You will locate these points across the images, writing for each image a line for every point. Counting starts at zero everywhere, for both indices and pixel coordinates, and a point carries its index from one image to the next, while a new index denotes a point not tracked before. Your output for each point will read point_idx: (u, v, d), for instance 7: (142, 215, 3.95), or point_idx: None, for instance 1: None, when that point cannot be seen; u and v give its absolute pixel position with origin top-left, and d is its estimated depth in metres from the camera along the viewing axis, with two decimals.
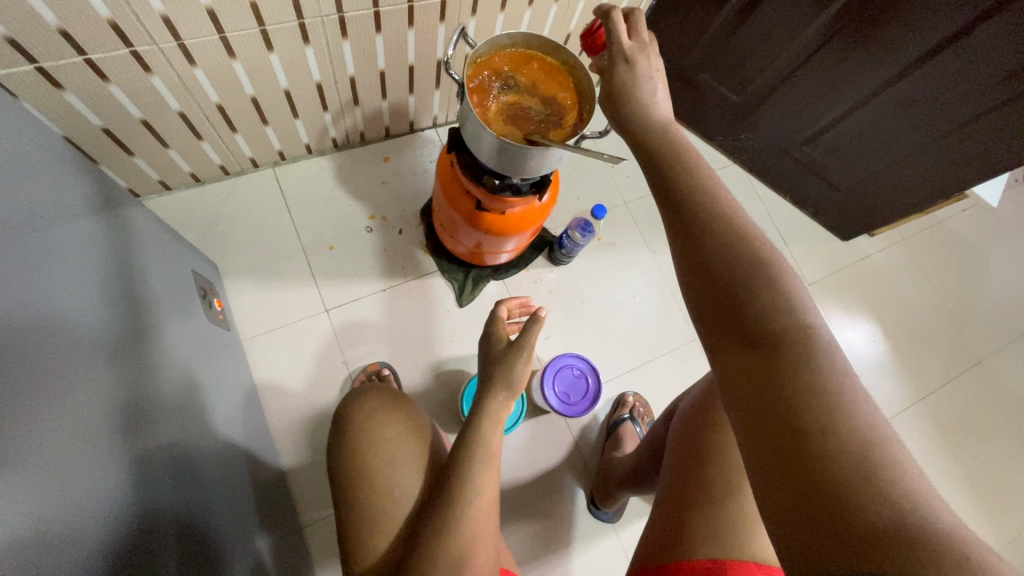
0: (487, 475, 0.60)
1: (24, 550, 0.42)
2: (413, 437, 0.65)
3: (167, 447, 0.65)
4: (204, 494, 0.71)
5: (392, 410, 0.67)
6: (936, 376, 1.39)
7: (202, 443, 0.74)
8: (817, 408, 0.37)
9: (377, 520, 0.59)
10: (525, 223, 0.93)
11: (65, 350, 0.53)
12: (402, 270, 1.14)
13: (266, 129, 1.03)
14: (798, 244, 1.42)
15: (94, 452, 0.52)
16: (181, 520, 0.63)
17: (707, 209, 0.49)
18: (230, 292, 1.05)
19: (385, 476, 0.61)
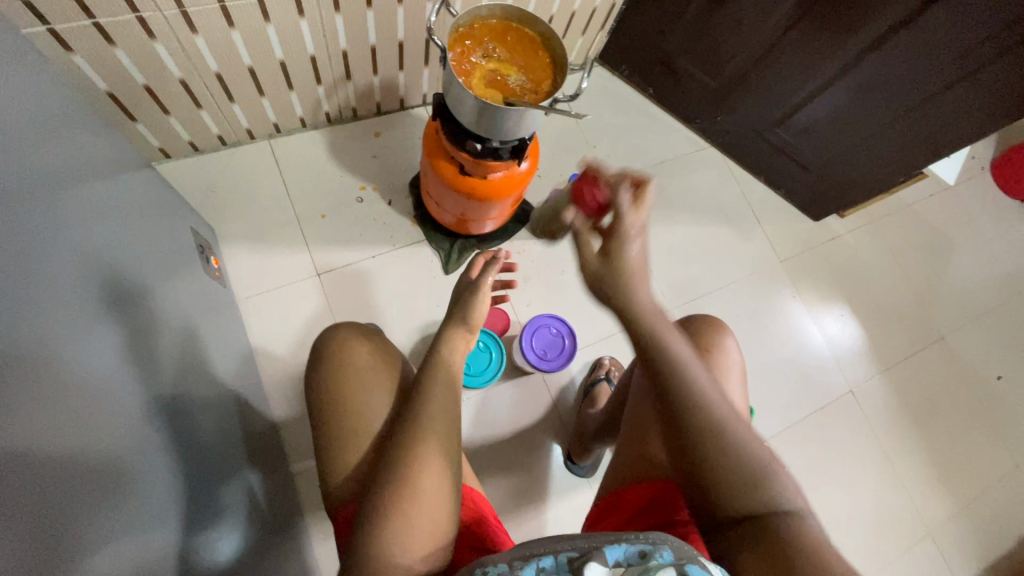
0: (449, 398, 0.66)
1: (58, 444, 0.47)
2: (382, 364, 0.71)
3: (166, 377, 0.70)
4: (201, 428, 0.76)
5: (364, 341, 0.72)
6: (900, 351, 1.46)
7: (199, 382, 0.80)
8: (758, 490, 0.54)
9: (349, 436, 0.65)
10: (506, 189, 0.99)
11: (78, 277, 0.58)
12: (391, 238, 1.20)
13: (262, 101, 1.08)
14: (771, 224, 1.48)
15: (106, 374, 0.57)
16: (182, 441, 0.69)
17: (682, 388, 0.59)
18: (226, 255, 1.11)
19: (356, 397, 0.67)
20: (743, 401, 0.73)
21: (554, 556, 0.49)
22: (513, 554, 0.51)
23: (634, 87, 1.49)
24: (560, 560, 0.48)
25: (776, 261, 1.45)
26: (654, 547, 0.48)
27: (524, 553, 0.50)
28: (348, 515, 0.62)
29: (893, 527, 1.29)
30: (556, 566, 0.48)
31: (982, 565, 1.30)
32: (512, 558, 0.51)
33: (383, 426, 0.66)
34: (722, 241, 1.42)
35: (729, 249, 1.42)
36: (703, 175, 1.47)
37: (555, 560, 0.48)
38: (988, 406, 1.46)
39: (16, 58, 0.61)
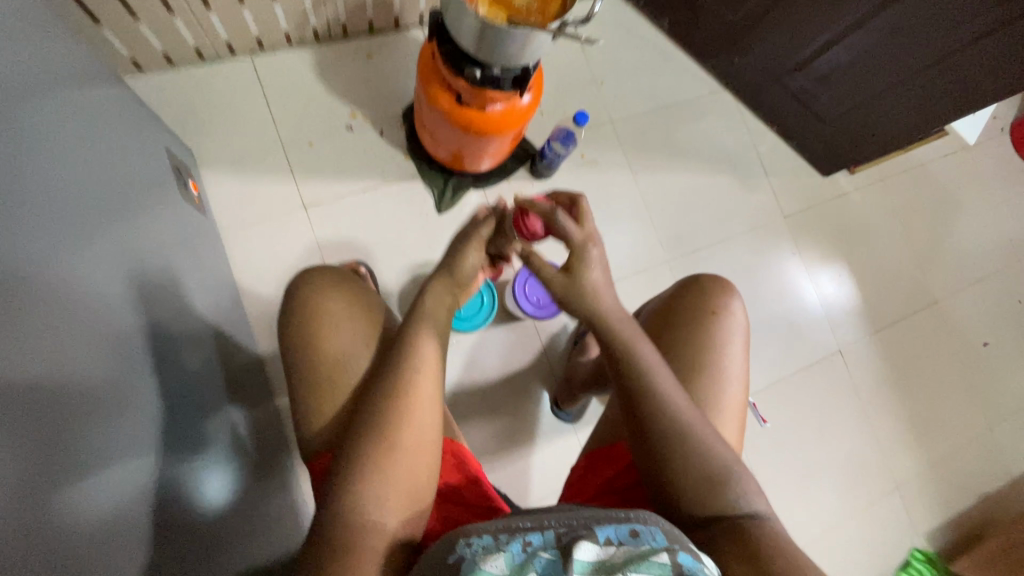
0: (433, 349, 0.63)
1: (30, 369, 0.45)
2: (361, 313, 0.67)
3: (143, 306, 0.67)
4: (181, 359, 0.74)
5: (342, 288, 0.68)
6: (893, 312, 1.46)
7: (178, 312, 0.77)
8: (708, 470, 0.58)
9: (323, 385, 0.62)
10: (505, 125, 0.92)
11: (44, 189, 0.53)
12: (382, 172, 1.13)
13: (242, 10, 0.98)
14: (779, 177, 1.42)
15: (74, 298, 0.53)
16: (161, 371, 0.67)
17: (651, 394, 0.62)
18: (207, 180, 1.04)
19: (332, 346, 0.64)
20: (742, 367, 0.68)
21: (541, 532, 0.50)
22: (498, 526, 0.52)
23: (648, 19, 1.38)
24: (548, 537, 0.50)
25: (779, 216, 1.41)
26: (646, 527, 0.49)
27: (511, 527, 0.52)
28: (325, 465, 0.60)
29: (863, 481, 1.34)
30: (544, 542, 0.49)
31: (943, 518, 1.36)
32: (497, 530, 0.52)
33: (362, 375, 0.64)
34: (727, 193, 1.37)
35: (732, 202, 1.38)
36: (714, 121, 1.39)
37: (543, 536, 0.50)
38: (970, 372, 1.48)
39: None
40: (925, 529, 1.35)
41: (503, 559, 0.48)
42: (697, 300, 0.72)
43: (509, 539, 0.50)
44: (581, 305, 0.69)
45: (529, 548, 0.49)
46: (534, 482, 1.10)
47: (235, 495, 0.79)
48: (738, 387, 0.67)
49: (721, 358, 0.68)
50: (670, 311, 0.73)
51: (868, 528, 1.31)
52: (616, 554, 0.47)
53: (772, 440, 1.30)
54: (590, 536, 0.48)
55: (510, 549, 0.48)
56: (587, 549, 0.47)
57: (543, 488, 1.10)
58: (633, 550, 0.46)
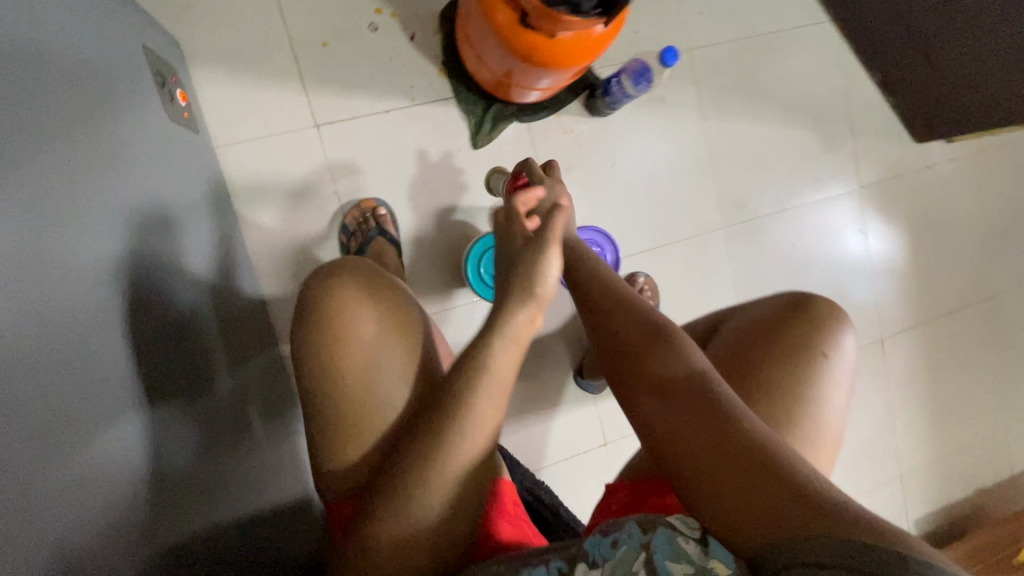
0: (499, 398, 0.52)
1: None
2: (395, 336, 0.57)
3: (141, 265, 0.56)
4: (184, 322, 0.64)
5: (370, 304, 0.57)
6: (946, 303, 1.35)
7: (179, 262, 0.65)
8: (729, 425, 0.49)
9: (348, 427, 0.54)
10: (572, 60, 0.75)
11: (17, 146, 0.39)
12: (410, 90, 0.94)
13: None
14: (866, 139, 1.22)
15: (66, 291, 0.42)
16: (164, 353, 0.56)
17: (664, 368, 0.55)
18: (199, 81, 0.86)
19: (360, 382, 0.54)
20: (838, 418, 0.57)
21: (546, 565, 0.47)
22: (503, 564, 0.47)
23: None
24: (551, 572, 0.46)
25: (855, 185, 1.23)
26: (622, 530, 0.47)
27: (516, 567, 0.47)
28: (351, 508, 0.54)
29: (870, 467, 1.33)
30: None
31: (935, 506, 1.38)
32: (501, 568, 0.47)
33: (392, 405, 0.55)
34: (803, 152, 1.19)
35: (807, 163, 1.19)
36: (808, 60, 1.16)
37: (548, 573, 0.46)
38: (1005, 371, 1.42)
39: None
40: (916, 516, 1.37)
41: None
42: (806, 330, 0.60)
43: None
44: (584, 261, 0.69)
45: None
46: (545, 448, 1.07)
47: (250, 456, 0.74)
48: (829, 447, 0.57)
49: (821, 404, 0.57)
50: (771, 332, 0.61)
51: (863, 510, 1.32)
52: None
53: None
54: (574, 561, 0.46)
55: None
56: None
57: (555, 454, 1.07)
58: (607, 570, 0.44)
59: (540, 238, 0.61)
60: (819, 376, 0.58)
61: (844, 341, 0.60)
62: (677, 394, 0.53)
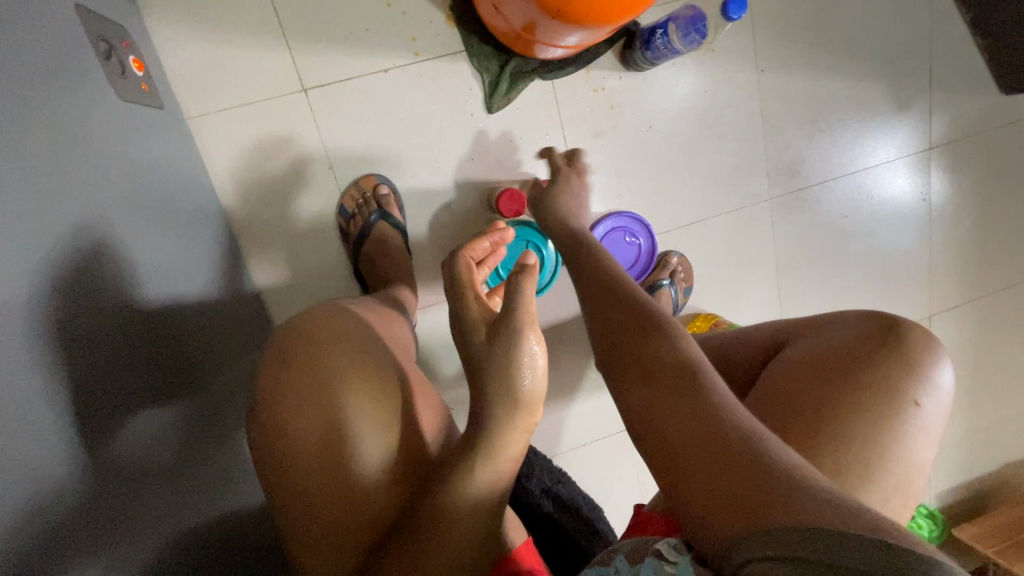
0: (479, 505, 0.45)
1: None
2: (380, 419, 0.49)
3: (100, 289, 0.48)
4: (165, 337, 0.57)
5: (352, 387, 0.49)
6: (1007, 277, 1.22)
7: (156, 272, 0.57)
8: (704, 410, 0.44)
9: (319, 520, 0.47)
10: (612, 15, 0.61)
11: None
12: (412, 43, 0.79)
13: None
14: (943, 90, 1.04)
15: None
16: (132, 389, 0.50)
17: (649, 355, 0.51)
18: (162, 37, 0.72)
19: (336, 475, 0.47)
20: (923, 476, 0.52)
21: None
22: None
23: None
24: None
25: (925, 145, 1.07)
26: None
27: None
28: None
29: None
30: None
31: (960, 481, 1.34)
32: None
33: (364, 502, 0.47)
34: (868, 108, 1.02)
35: (872, 121, 1.03)
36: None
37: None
38: None
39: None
40: (938, 490, 1.33)
41: None
42: (895, 364, 0.54)
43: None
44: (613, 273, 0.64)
45: None
46: (563, 435, 1.02)
47: (237, 475, 0.69)
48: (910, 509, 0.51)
49: (906, 450, 0.51)
50: (848, 363, 0.55)
51: None
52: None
53: None
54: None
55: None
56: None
57: (573, 440, 1.02)
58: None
59: (509, 326, 0.45)
60: (906, 419, 0.52)
61: (939, 376, 0.54)
62: (658, 374, 0.48)
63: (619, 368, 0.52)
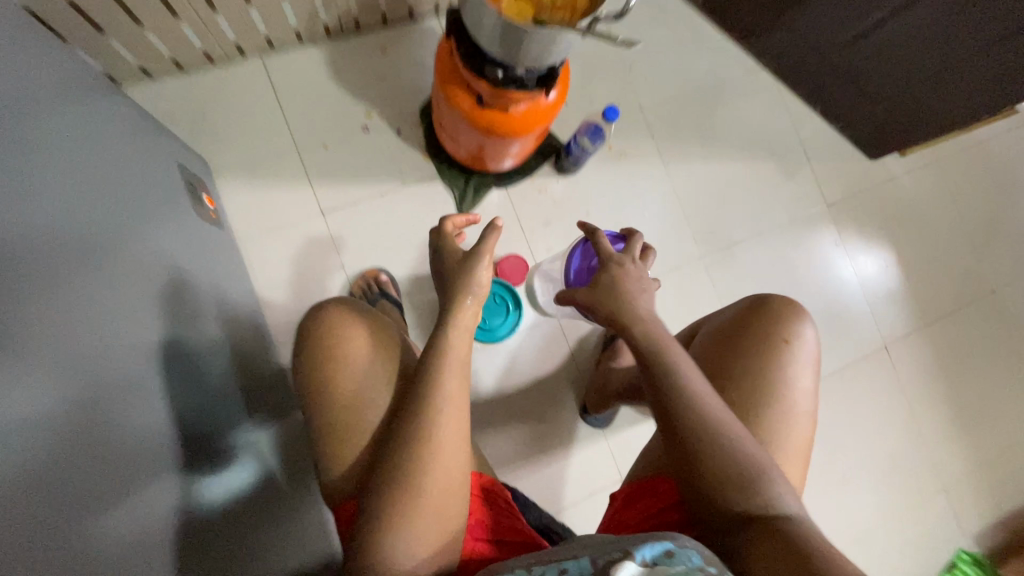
0: (459, 379, 0.58)
1: (71, 439, 0.46)
2: (378, 344, 0.63)
3: (173, 346, 0.67)
4: (215, 398, 0.75)
5: (357, 321, 0.64)
6: (943, 304, 1.37)
7: (198, 340, 0.76)
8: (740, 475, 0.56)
9: (340, 429, 0.59)
10: (528, 124, 0.87)
11: (21, 290, 0.45)
12: (400, 174, 1.09)
13: (250, 10, 0.93)
14: (821, 162, 1.32)
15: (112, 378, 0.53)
16: (196, 423, 0.67)
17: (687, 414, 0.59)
18: (222, 189, 1.02)
19: (349, 386, 0.60)
20: (809, 394, 0.66)
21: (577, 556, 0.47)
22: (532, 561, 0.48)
23: None
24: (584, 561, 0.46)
25: (822, 204, 1.31)
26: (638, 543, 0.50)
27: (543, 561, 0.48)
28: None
29: (907, 481, 1.28)
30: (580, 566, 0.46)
31: (993, 519, 1.30)
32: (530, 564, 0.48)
33: (387, 410, 0.61)
34: (763, 182, 1.28)
35: (770, 192, 1.29)
36: (751, 103, 1.29)
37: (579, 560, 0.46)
38: None
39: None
40: (973, 530, 1.29)
41: None
42: (778, 318, 0.68)
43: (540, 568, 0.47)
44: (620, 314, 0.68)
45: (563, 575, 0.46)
46: (563, 489, 1.08)
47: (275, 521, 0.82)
48: (806, 422, 0.65)
49: (791, 374, 0.65)
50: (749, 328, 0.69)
51: (909, 529, 1.26)
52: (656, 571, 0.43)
53: None
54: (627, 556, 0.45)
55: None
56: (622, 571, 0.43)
57: (573, 494, 1.08)
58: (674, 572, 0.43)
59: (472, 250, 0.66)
60: (788, 350, 0.66)
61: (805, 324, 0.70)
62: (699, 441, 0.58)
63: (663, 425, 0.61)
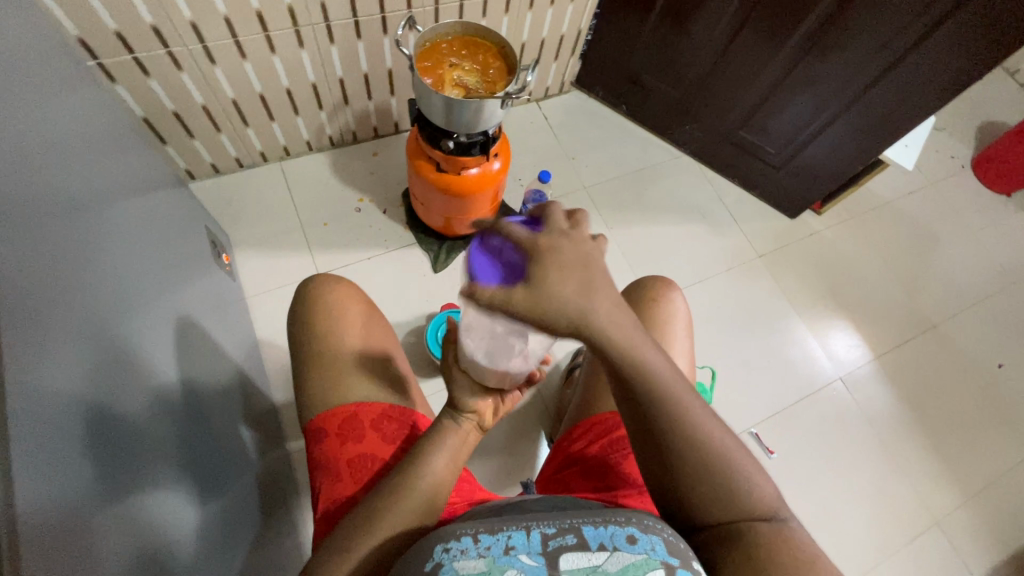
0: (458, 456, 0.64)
1: (64, 411, 0.53)
2: (353, 299, 0.81)
3: (166, 344, 0.81)
4: (194, 401, 0.84)
5: (340, 283, 0.82)
6: (889, 339, 1.48)
7: (198, 353, 0.91)
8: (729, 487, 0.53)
9: (315, 355, 0.75)
10: (481, 185, 1.11)
11: (34, 333, 0.52)
12: (385, 242, 1.32)
13: (272, 125, 1.24)
14: (746, 222, 1.55)
15: (99, 367, 0.62)
16: (165, 413, 0.74)
17: (680, 442, 0.52)
18: (239, 258, 1.25)
19: (326, 323, 0.77)
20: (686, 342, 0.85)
21: (526, 531, 0.48)
22: (480, 526, 0.48)
23: (609, 106, 1.62)
24: (534, 538, 0.47)
25: (753, 256, 1.51)
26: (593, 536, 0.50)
27: (493, 526, 0.49)
28: (343, 417, 0.70)
29: (896, 515, 1.27)
30: (529, 544, 0.47)
31: (999, 555, 1.26)
32: (478, 530, 0.48)
33: (353, 343, 0.76)
34: (698, 240, 1.50)
35: (706, 248, 1.50)
36: (678, 180, 1.57)
37: (529, 537, 0.47)
38: (991, 394, 1.44)
39: (55, 62, 0.75)
40: (980, 569, 1.24)
41: (481, 563, 0.46)
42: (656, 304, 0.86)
43: (488, 540, 0.47)
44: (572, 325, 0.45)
45: (512, 549, 0.46)
46: None
47: (235, 533, 0.84)
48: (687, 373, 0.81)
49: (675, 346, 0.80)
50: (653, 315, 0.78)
51: (909, 566, 1.22)
52: (610, 560, 0.45)
53: (785, 473, 1.27)
54: (578, 543, 0.47)
55: (490, 553, 0.46)
56: (570, 560, 0.46)
57: None
58: (628, 560, 0.45)
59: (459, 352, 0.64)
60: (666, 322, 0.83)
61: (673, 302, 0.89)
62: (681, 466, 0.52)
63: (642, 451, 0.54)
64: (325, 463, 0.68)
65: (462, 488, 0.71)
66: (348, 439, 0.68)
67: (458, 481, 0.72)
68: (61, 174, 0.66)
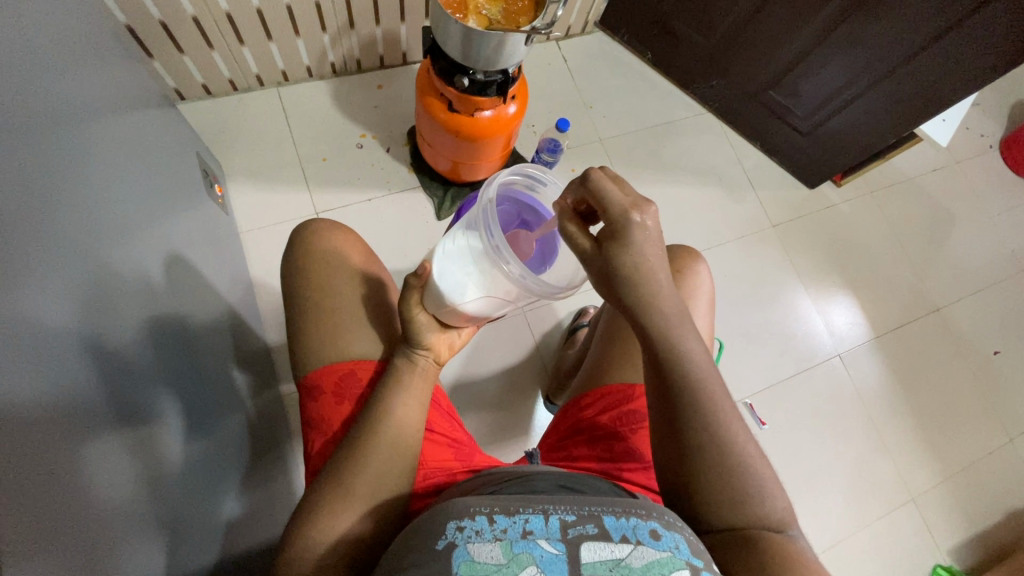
0: (417, 411, 0.63)
1: (43, 345, 0.49)
2: (350, 248, 0.76)
3: (154, 279, 0.76)
4: (185, 339, 0.81)
5: (337, 230, 0.77)
6: (892, 319, 1.46)
7: (190, 291, 0.87)
8: (741, 481, 0.56)
9: (308, 306, 0.71)
10: (493, 130, 1.03)
11: (11, 259, 0.47)
12: (387, 183, 1.25)
13: (270, 45, 1.14)
14: (764, 189, 1.50)
15: (84, 300, 0.57)
16: (155, 352, 0.71)
17: (699, 421, 0.56)
18: (232, 189, 1.18)
19: (322, 273, 0.72)
20: (706, 319, 0.82)
21: (544, 516, 0.47)
22: (495, 506, 0.48)
23: (633, 52, 1.52)
24: (552, 524, 0.46)
25: (767, 225, 1.46)
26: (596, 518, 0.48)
27: (508, 507, 0.48)
28: (340, 375, 0.67)
29: (875, 490, 1.30)
30: (548, 530, 0.46)
31: (967, 533, 1.30)
32: (492, 511, 0.47)
33: (348, 295, 0.72)
34: (712, 204, 1.45)
35: (719, 213, 1.44)
36: (698, 140, 1.49)
37: (547, 522, 0.46)
38: (983, 381, 1.45)
39: None
40: (949, 544, 1.29)
41: (500, 548, 0.45)
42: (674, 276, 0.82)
43: (504, 522, 0.46)
44: (631, 278, 0.53)
45: (529, 536, 0.45)
46: None
47: (226, 479, 0.83)
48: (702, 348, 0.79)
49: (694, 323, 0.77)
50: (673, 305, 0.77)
51: (882, 538, 1.26)
52: (634, 554, 0.44)
53: (773, 443, 1.29)
54: (598, 533, 0.46)
55: (507, 536, 0.45)
56: (592, 549, 0.44)
57: None
58: (652, 556, 0.44)
59: (418, 291, 0.66)
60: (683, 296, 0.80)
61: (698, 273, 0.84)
62: (698, 446, 0.56)
63: (663, 437, 0.58)
64: (317, 420, 0.66)
65: (461, 451, 0.70)
66: (345, 397, 0.66)
67: (456, 444, 0.71)
68: (38, 84, 0.59)
